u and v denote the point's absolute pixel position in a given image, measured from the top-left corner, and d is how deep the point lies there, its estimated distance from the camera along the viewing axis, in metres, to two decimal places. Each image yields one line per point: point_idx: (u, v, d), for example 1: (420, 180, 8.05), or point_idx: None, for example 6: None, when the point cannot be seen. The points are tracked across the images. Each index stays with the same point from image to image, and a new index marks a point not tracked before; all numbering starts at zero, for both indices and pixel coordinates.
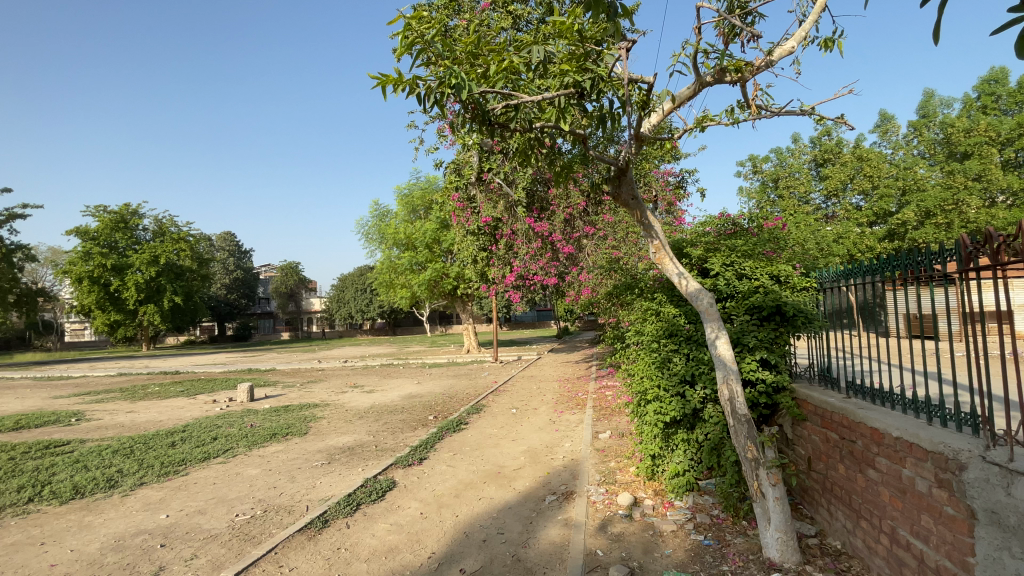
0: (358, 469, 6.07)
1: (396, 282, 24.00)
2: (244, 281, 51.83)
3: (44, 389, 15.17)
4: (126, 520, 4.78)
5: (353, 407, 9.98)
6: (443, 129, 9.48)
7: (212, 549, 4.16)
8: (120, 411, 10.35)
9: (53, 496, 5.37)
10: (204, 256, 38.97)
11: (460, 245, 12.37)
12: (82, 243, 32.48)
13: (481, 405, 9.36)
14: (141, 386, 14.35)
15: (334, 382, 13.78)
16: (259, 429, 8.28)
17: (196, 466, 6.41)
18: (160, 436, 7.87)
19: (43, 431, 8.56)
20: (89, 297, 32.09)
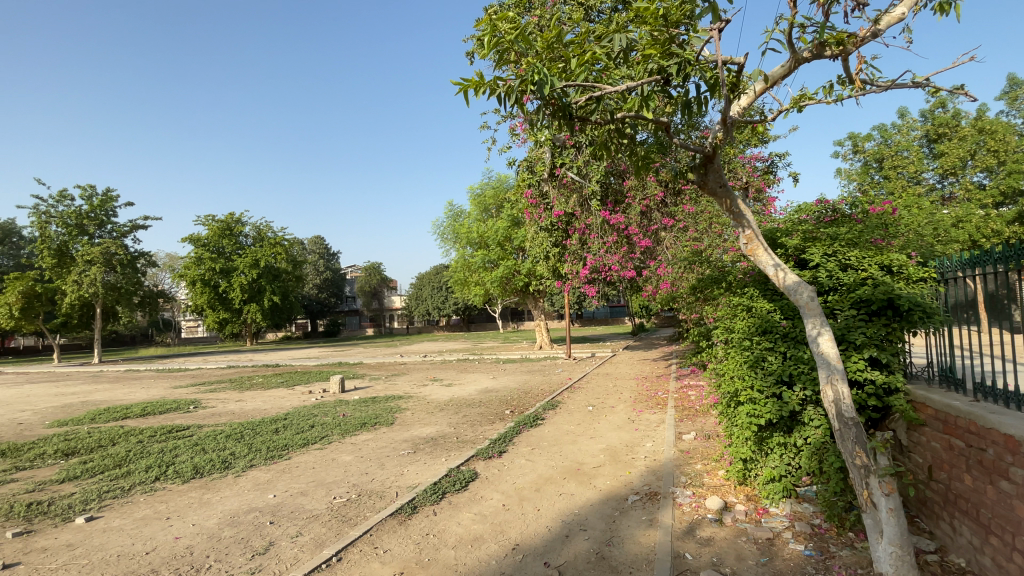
0: (442, 459, 6.32)
1: (470, 280, 24.61)
2: (332, 281, 55.61)
3: (169, 380, 17.24)
4: (240, 498, 5.32)
5: (433, 400, 10.38)
6: (514, 127, 9.60)
7: (314, 528, 4.52)
8: (230, 400, 11.53)
9: (179, 474, 6.10)
10: (297, 259, 42.24)
11: (532, 242, 12.08)
12: (195, 249, 36.45)
13: (557, 401, 9.36)
14: (247, 378, 15.90)
15: (414, 376, 14.41)
16: (350, 418, 8.88)
17: (296, 451, 6.99)
18: (266, 422, 8.69)
19: (169, 416, 9.74)
20: (202, 297, 36.13)
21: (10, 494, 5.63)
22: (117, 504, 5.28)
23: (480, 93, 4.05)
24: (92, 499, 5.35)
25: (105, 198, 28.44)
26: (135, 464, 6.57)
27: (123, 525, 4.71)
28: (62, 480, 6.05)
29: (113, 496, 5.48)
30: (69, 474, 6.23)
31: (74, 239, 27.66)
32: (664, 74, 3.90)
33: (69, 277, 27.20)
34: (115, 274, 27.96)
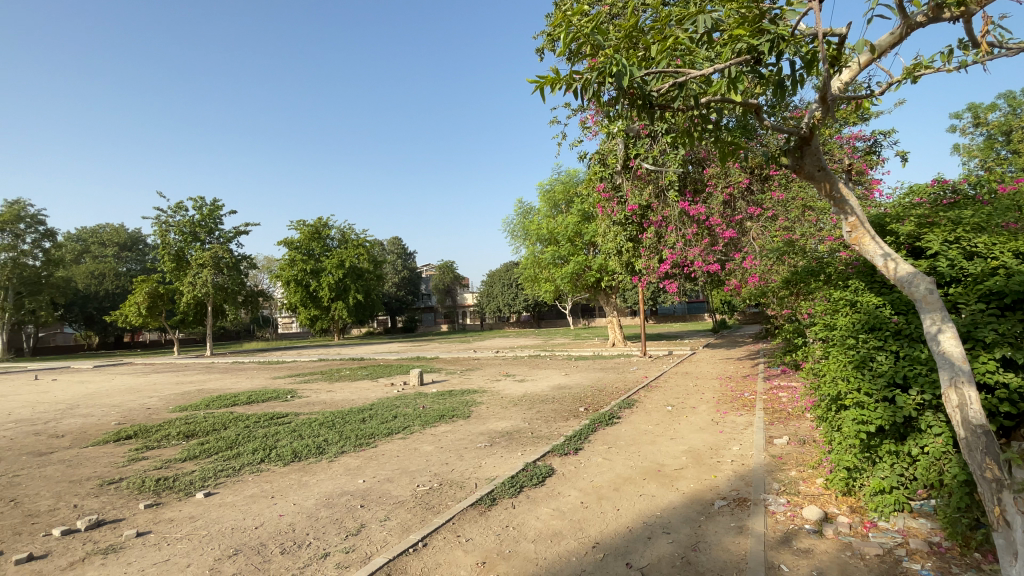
0: (519, 454, 6.38)
1: (541, 277, 24.67)
2: (409, 280, 58.20)
3: (269, 371, 18.94)
4: (333, 481, 5.72)
5: (507, 395, 10.54)
6: (585, 120, 9.47)
7: (401, 513, 4.76)
8: (321, 391, 12.42)
9: (279, 458, 6.68)
10: (377, 258, 44.59)
11: (604, 236, 11.90)
12: (289, 251, 39.72)
13: (633, 400, 9.14)
14: (336, 370, 17.09)
15: (488, 371, 14.69)
16: (429, 410, 9.26)
17: (382, 440, 7.39)
18: (353, 412, 9.27)
19: (270, 404, 10.71)
20: (295, 296, 39.31)
21: (145, 469, 6.45)
22: (229, 482, 5.88)
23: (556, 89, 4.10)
24: (209, 477, 6.00)
25: (212, 208, 31.66)
26: (243, 447, 7.28)
27: (235, 501, 5.24)
28: (184, 459, 6.84)
29: (225, 475, 6.10)
30: (189, 454, 7.03)
31: (188, 245, 31.10)
32: (754, 53, 3.68)
33: (185, 279, 30.66)
34: (222, 275, 31.12)
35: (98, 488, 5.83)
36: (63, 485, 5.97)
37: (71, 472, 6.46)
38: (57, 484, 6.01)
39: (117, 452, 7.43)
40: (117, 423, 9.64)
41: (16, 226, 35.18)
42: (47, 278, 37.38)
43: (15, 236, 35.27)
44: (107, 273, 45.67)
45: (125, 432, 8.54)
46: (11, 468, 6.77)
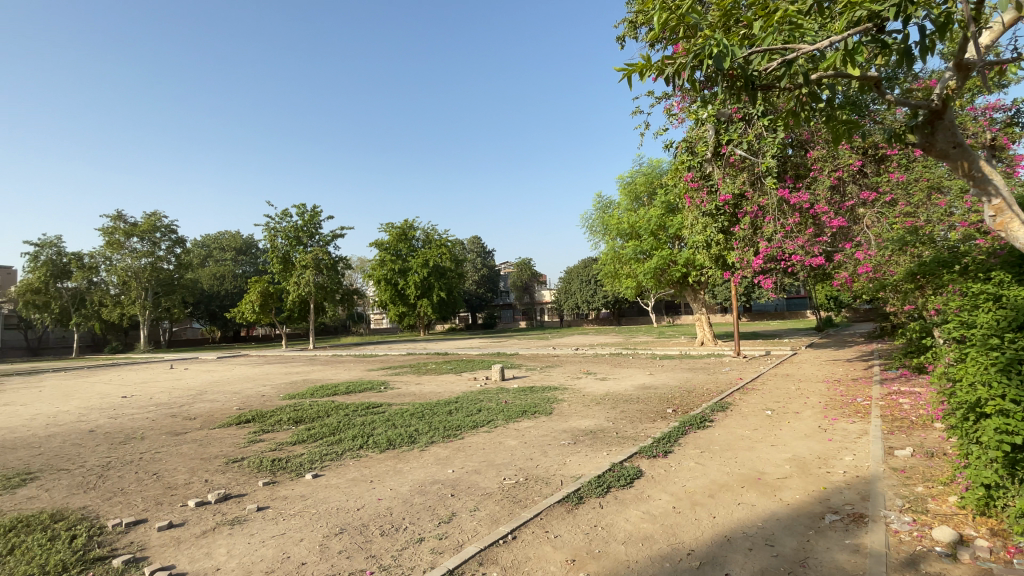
0: (604, 453, 6.30)
1: (622, 272, 24.12)
2: (490, 277, 59.47)
3: (363, 364, 20.29)
4: (424, 470, 6.01)
5: (590, 393, 10.43)
6: (671, 107, 9.13)
7: (489, 504, 4.89)
8: (410, 383, 13.10)
9: (376, 445, 7.15)
10: (458, 257, 46.10)
11: (692, 229, 11.29)
12: (379, 252, 42.31)
13: (726, 403, 8.65)
14: (423, 364, 17.94)
15: (569, 369, 14.61)
16: (512, 405, 9.41)
17: (469, 432, 7.65)
18: (440, 404, 9.67)
19: (366, 395, 11.48)
20: (385, 293, 41.74)
21: (261, 451, 7.19)
22: (332, 465, 6.39)
23: (646, 74, 4.31)
24: (315, 460, 6.57)
25: (312, 214, 34.52)
26: (344, 433, 7.89)
27: (339, 483, 5.68)
28: (294, 442, 7.54)
29: (329, 458, 6.64)
30: (298, 438, 7.74)
31: (293, 248, 34.17)
32: (875, 20, 3.43)
33: (290, 279, 33.72)
34: (321, 275, 33.84)
35: (225, 465, 6.60)
36: (197, 461, 6.81)
37: (203, 450, 7.37)
38: (192, 460, 6.88)
39: (239, 433, 8.35)
40: (238, 408, 10.84)
41: (156, 235, 40.69)
42: (180, 280, 42.89)
43: (155, 243, 40.82)
44: (227, 275, 51.54)
45: (245, 416, 9.59)
46: (157, 445, 7.85)
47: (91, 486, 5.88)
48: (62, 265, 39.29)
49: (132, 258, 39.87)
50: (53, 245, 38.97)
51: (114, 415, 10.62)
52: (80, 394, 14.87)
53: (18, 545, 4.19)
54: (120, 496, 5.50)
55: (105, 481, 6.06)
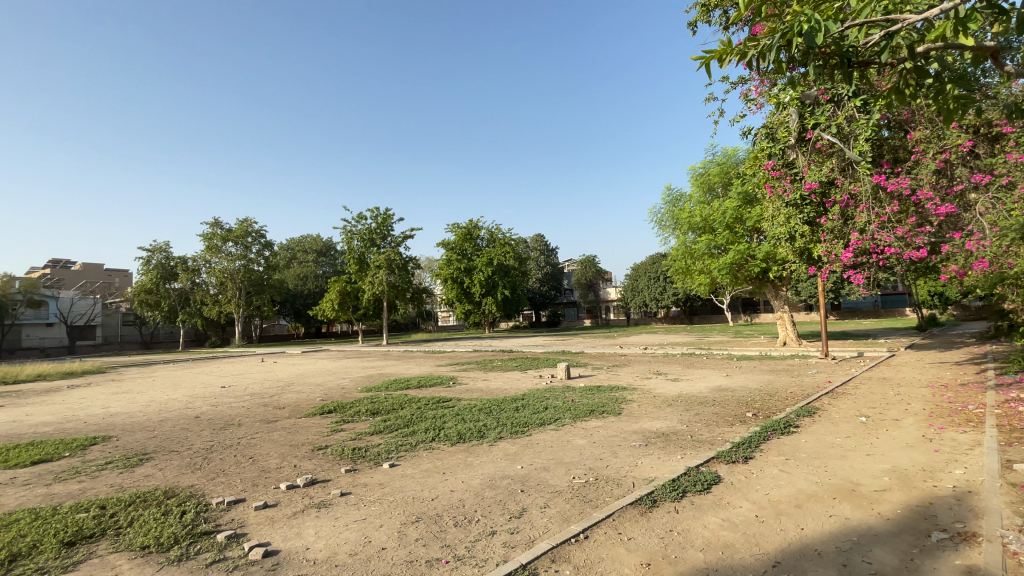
0: (678, 457, 6.07)
1: (694, 269, 23.17)
2: (553, 275, 59.31)
3: (432, 360, 20.99)
4: (495, 465, 6.11)
5: (661, 394, 10.11)
6: (748, 92, 8.63)
7: (560, 502, 4.88)
8: (478, 380, 13.38)
9: (447, 438, 7.37)
10: (522, 255, 46.48)
11: (773, 222, 10.61)
12: (446, 252, 43.56)
13: (812, 408, 8.04)
14: (489, 361, 18.25)
15: (638, 369, 14.24)
16: (579, 404, 9.33)
17: (536, 430, 7.68)
18: (507, 401, 9.79)
19: (436, 389, 11.88)
20: (452, 292, 42.89)
21: (342, 440, 7.64)
22: (407, 456, 6.67)
23: (725, 60, 4.15)
24: (391, 451, 6.89)
25: (384, 216, 36.18)
26: (417, 426, 8.20)
27: (414, 474, 5.92)
28: (371, 433, 7.94)
29: (404, 449, 6.94)
30: (375, 429, 8.14)
31: (368, 249, 36.01)
32: None
33: (365, 278, 35.57)
34: (393, 275, 35.39)
35: (310, 452, 7.08)
36: (287, 448, 7.36)
37: (291, 438, 7.95)
38: (282, 446, 7.46)
39: (322, 423, 8.93)
40: (321, 399, 11.60)
41: (247, 240, 44.41)
42: (268, 280, 46.58)
43: (247, 247, 44.58)
44: (309, 276, 55.25)
45: (326, 407, 10.24)
46: (251, 431, 8.57)
47: (198, 466, 6.53)
48: (171, 268, 43.90)
49: (228, 261, 43.63)
50: (163, 250, 43.56)
51: (215, 403, 11.75)
52: (187, 383, 16.58)
53: (141, 516, 4.75)
54: (222, 477, 6.07)
55: (209, 463, 6.71)
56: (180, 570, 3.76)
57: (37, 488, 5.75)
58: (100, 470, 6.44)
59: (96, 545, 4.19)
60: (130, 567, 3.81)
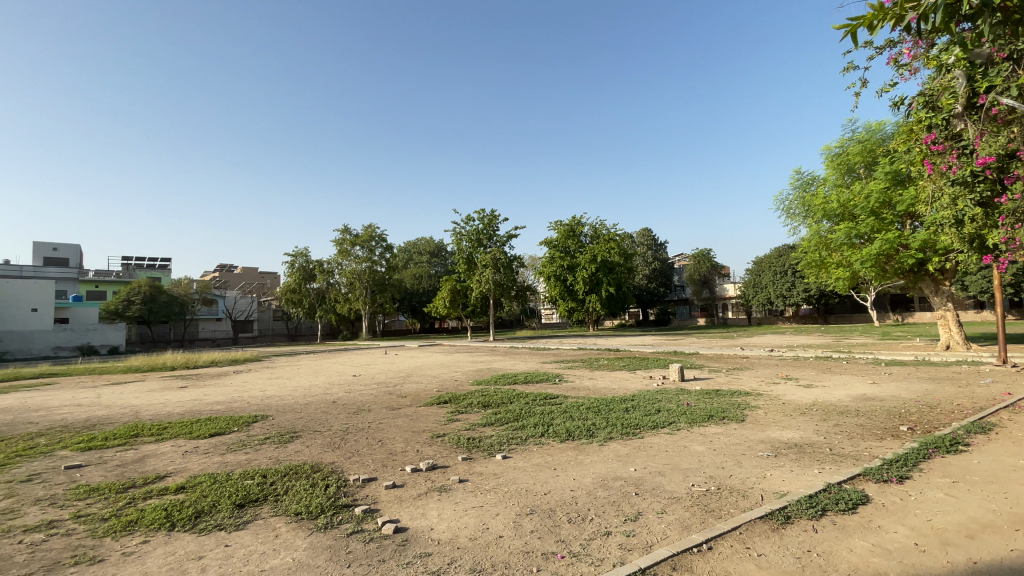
0: (815, 471, 5.45)
1: (829, 261, 20.68)
2: (663, 271, 56.72)
3: (538, 357, 21.25)
4: (606, 465, 6.01)
5: (790, 401, 9.18)
6: (899, 55, 7.46)
7: (678, 509, 4.66)
8: (586, 377, 13.29)
9: (556, 434, 7.42)
10: (629, 251, 45.20)
11: (934, 204, 9.05)
12: (550, 249, 43.81)
13: (990, 424, 6.73)
14: (596, 359, 17.99)
15: (761, 372, 13.06)
16: (695, 408, 8.81)
17: (648, 432, 7.40)
18: (616, 401, 9.58)
19: (543, 386, 12.02)
20: (555, 289, 42.98)
21: (458, 429, 8.06)
22: (519, 449, 6.84)
23: (875, 25, 3.64)
24: (503, 443, 7.11)
25: (490, 217, 37.52)
26: (527, 421, 8.37)
27: (526, 467, 6.05)
28: (484, 425, 8.26)
29: (515, 442, 7.12)
30: (487, 421, 8.46)
31: (475, 249, 37.63)
32: None
33: (473, 277, 37.10)
34: (499, 274, 36.47)
35: (430, 439, 7.57)
36: (409, 434, 7.95)
37: (412, 424, 8.56)
38: (406, 432, 8.08)
39: (439, 412, 9.49)
40: (437, 390, 12.34)
41: (371, 243, 48.76)
42: (388, 280, 50.73)
43: (371, 250, 48.97)
44: (423, 275, 59.21)
45: (442, 398, 10.88)
46: (378, 417, 9.40)
47: (337, 446, 7.33)
48: (309, 270, 49.71)
49: (356, 263, 48.47)
50: (303, 255, 49.48)
51: (347, 390, 13.08)
52: (324, 372, 18.69)
53: (294, 486, 5.45)
54: (357, 457, 6.75)
55: (345, 444, 7.49)
56: (326, 536, 4.24)
57: (215, 456, 6.87)
58: (260, 444, 7.50)
59: (260, 509, 4.89)
60: (287, 529, 4.40)
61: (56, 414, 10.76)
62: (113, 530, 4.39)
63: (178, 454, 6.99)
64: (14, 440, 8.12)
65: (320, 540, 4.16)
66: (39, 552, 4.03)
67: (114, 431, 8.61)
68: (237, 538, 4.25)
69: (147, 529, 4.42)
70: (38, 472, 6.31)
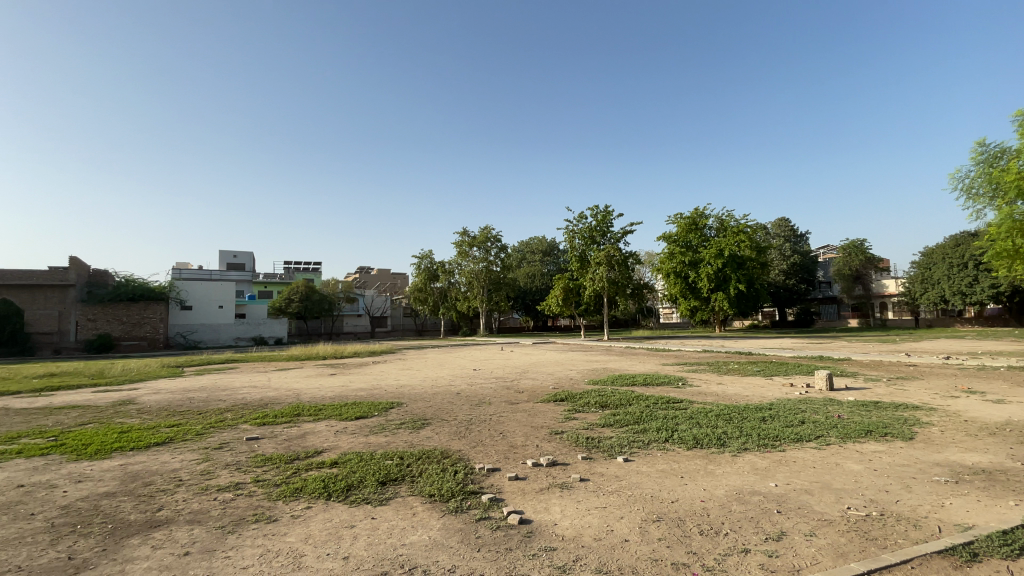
0: (1012, 502, 4.47)
1: None
2: (803, 266, 50.75)
3: (658, 358, 20.37)
4: (741, 477, 5.53)
5: (976, 418, 7.62)
6: None
7: (829, 533, 4.12)
8: (712, 382, 12.40)
9: (682, 441, 7.03)
10: (761, 245, 41.22)
11: None
12: (669, 245, 41.80)
13: None
14: (724, 363, 16.69)
15: (934, 383, 11.01)
16: (849, 422, 7.71)
17: (790, 445, 6.67)
18: (751, 409, 8.79)
19: (665, 389, 11.48)
20: (676, 287, 40.68)
21: (577, 428, 8.05)
22: (641, 453, 6.60)
23: None
24: (625, 445, 6.92)
25: (604, 214, 36.88)
26: (649, 424, 8.06)
27: (649, 472, 5.81)
28: (603, 425, 8.13)
29: (637, 446, 6.89)
30: (607, 422, 8.31)
31: (589, 247, 37.33)
32: None
33: (587, 275, 36.73)
34: (614, 272, 35.65)
35: (549, 435, 7.65)
36: (529, 429, 8.12)
37: (532, 419, 8.74)
38: (526, 426, 8.26)
39: (557, 410, 9.55)
40: (553, 388, 12.43)
41: (487, 244, 50.80)
42: (504, 279, 52.43)
43: (487, 251, 51.03)
44: (537, 274, 60.13)
45: (559, 395, 10.93)
46: (499, 410, 9.75)
47: (463, 435, 7.75)
48: (433, 270, 53.28)
49: (474, 263, 50.84)
50: (427, 257, 53.29)
51: (470, 384, 13.77)
52: (448, 365, 19.91)
53: (427, 469, 5.88)
54: (481, 447, 7.07)
55: (469, 434, 7.88)
56: (456, 520, 4.50)
57: (359, 437, 7.69)
58: (396, 429, 8.21)
59: (399, 487, 5.36)
60: (422, 509, 4.75)
61: (238, 394, 12.92)
62: (283, 494, 5.14)
63: (331, 433, 7.97)
64: (211, 413, 9.94)
65: (452, 522, 4.43)
66: (230, 509, 4.85)
67: (281, 411, 10.08)
68: (381, 512, 4.71)
69: (310, 496, 5.09)
70: (228, 441, 7.63)
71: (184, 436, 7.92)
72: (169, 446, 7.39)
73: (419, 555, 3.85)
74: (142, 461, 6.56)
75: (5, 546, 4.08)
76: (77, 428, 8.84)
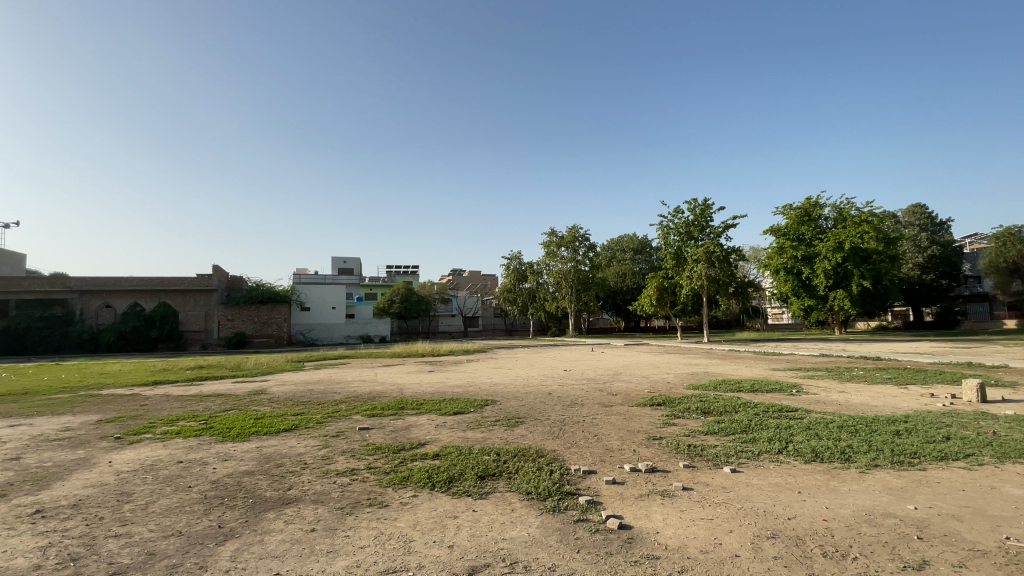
0: None
1: None
2: (944, 258, 44.02)
3: (766, 362, 18.82)
4: (871, 497, 4.92)
5: None
6: None
7: (984, 565, 3.55)
8: (832, 390, 11.16)
9: (798, 453, 6.44)
10: (892, 236, 36.33)
11: None
12: (778, 239, 38.60)
13: None
14: (847, 369, 14.92)
15: None
16: (1010, 440, 6.53)
17: (931, 463, 5.82)
18: (882, 421, 7.78)
19: (775, 396, 10.60)
20: (787, 285, 37.32)
21: (676, 434, 7.71)
22: (750, 464, 6.16)
23: None
24: (731, 455, 6.49)
25: (703, 207, 34.92)
26: (758, 433, 7.47)
27: (760, 485, 5.40)
28: (706, 433, 7.68)
29: (745, 456, 6.44)
30: (709, 429, 7.84)
31: (685, 243, 35.47)
32: None
33: (683, 274, 34.96)
34: (714, 269, 33.64)
35: (646, 440, 7.42)
36: (624, 432, 7.92)
37: (627, 423, 8.53)
38: (621, 430, 8.08)
39: (654, 414, 9.19)
40: (648, 390, 12.02)
41: (575, 244, 50.40)
42: (592, 278, 51.71)
43: (575, 251, 50.59)
44: (627, 273, 58.49)
45: (656, 399, 10.53)
46: (595, 412, 9.63)
47: (558, 435, 7.76)
48: (522, 271, 54.12)
49: (562, 263, 50.68)
50: (517, 258, 54.22)
51: (563, 384, 13.72)
52: (541, 365, 20.01)
53: (523, 467, 5.96)
54: (576, 448, 7.03)
55: (563, 434, 7.87)
56: (554, 519, 4.52)
57: (458, 431, 8.02)
58: (492, 426, 8.44)
59: (497, 483, 5.50)
60: (521, 506, 4.83)
61: (349, 387, 14.13)
62: (393, 482, 5.52)
63: (433, 427, 8.39)
64: (328, 404, 10.95)
65: (550, 521, 4.45)
66: (347, 492, 5.31)
67: (387, 403, 10.82)
68: (482, 505, 4.87)
69: (415, 485, 5.40)
70: (343, 430, 8.35)
71: (307, 424, 8.82)
72: (294, 432, 8.27)
73: (519, 551, 3.92)
74: (273, 445, 7.41)
75: (170, 513, 4.83)
76: (222, 413, 10.23)
